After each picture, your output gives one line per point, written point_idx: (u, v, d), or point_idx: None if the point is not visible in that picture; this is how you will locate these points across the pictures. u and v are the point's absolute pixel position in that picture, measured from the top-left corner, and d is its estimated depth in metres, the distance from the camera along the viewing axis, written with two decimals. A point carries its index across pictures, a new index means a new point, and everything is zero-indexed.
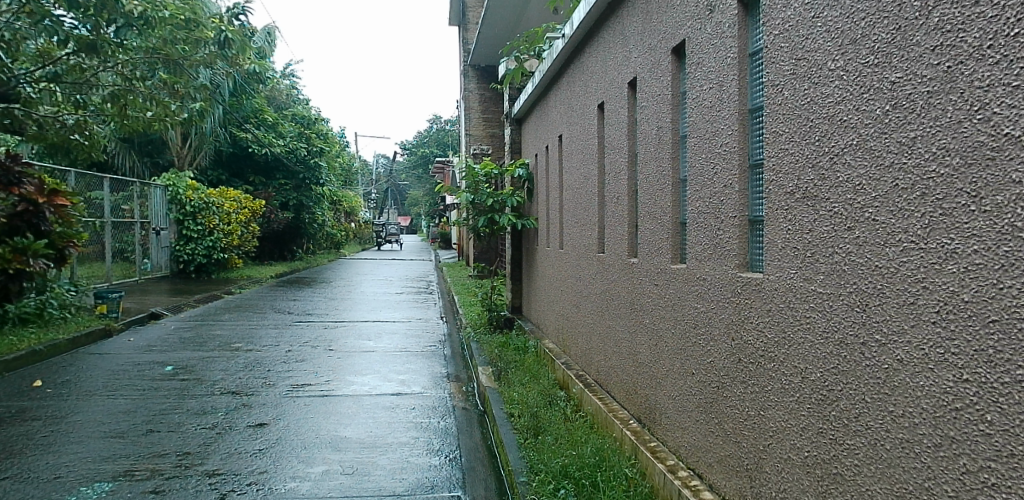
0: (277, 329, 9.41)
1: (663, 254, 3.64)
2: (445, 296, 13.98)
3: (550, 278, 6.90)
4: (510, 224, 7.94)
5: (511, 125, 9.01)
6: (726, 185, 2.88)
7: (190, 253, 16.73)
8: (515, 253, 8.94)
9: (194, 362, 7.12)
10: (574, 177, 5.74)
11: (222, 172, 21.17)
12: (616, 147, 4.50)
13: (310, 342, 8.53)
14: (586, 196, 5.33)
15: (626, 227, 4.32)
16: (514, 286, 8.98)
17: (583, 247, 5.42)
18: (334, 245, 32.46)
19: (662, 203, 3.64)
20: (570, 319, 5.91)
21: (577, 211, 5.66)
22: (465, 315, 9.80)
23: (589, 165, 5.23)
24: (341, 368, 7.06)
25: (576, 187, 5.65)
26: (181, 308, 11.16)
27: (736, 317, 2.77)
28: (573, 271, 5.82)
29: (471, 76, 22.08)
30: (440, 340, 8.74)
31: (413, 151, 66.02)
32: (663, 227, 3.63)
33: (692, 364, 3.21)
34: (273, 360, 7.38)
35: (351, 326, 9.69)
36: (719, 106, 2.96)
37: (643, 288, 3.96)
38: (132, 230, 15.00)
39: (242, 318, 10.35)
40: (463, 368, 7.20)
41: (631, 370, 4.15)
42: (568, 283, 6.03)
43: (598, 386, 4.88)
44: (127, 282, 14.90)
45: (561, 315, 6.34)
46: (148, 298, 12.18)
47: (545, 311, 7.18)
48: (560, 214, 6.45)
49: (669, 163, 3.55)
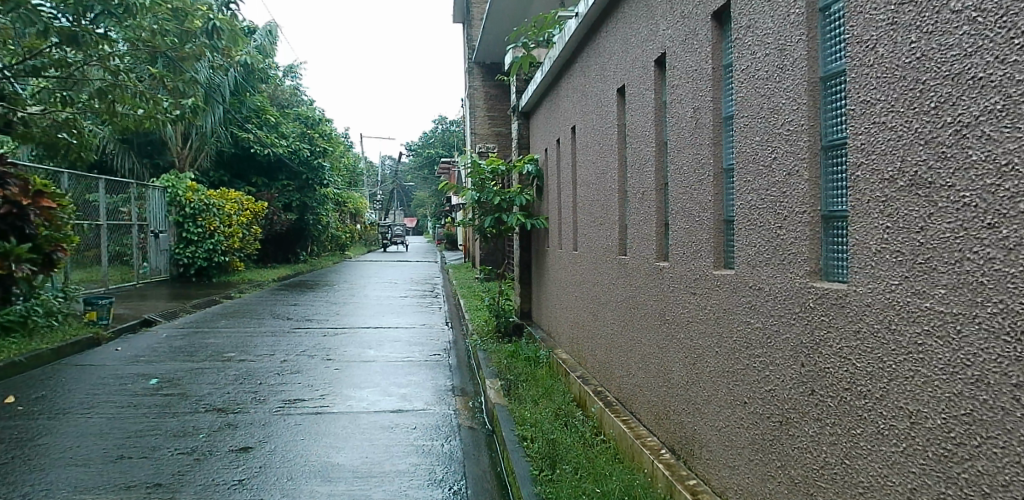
0: (273, 336, 8.90)
1: (702, 258, 3.09)
2: (450, 299, 13.47)
3: (563, 283, 6.35)
4: (519, 223, 7.40)
5: (519, 119, 8.46)
6: (791, 172, 2.33)
7: (190, 256, 16.24)
8: (525, 256, 8.40)
9: (181, 374, 6.59)
10: (590, 171, 5.18)
11: (223, 173, 20.70)
12: (640, 135, 3.96)
13: (307, 350, 8.01)
14: (604, 192, 4.77)
15: (654, 225, 3.76)
16: (523, 291, 8.44)
17: (601, 249, 4.87)
18: (339, 247, 31.99)
19: (701, 198, 3.09)
20: (586, 328, 5.37)
21: (594, 208, 5.10)
22: (472, 321, 9.26)
23: (607, 156, 4.69)
24: (338, 381, 6.54)
25: (593, 182, 5.09)
26: (175, 314, 10.65)
27: (808, 339, 2.22)
28: (589, 275, 5.27)
29: (476, 74, 21.52)
30: (445, 348, 8.22)
31: (418, 152, 65.53)
32: (703, 227, 3.08)
33: (743, 391, 2.67)
34: (266, 371, 6.84)
35: (351, 333, 9.15)
36: (779, 76, 2.41)
37: (676, 298, 3.42)
38: (129, 233, 14.52)
39: (238, 325, 9.84)
40: (470, 380, 6.67)
41: (662, 391, 3.61)
42: (584, 289, 5.48)
43: (620, 406, 4.34)
44: (124, 286, 14.40)
45: (575, 323, 5.80)
46: (143, 304, 11.67)
47: (557, 317, 6.64)
48: (574, 212, 5.90)
49: (710, 148, 3.00)
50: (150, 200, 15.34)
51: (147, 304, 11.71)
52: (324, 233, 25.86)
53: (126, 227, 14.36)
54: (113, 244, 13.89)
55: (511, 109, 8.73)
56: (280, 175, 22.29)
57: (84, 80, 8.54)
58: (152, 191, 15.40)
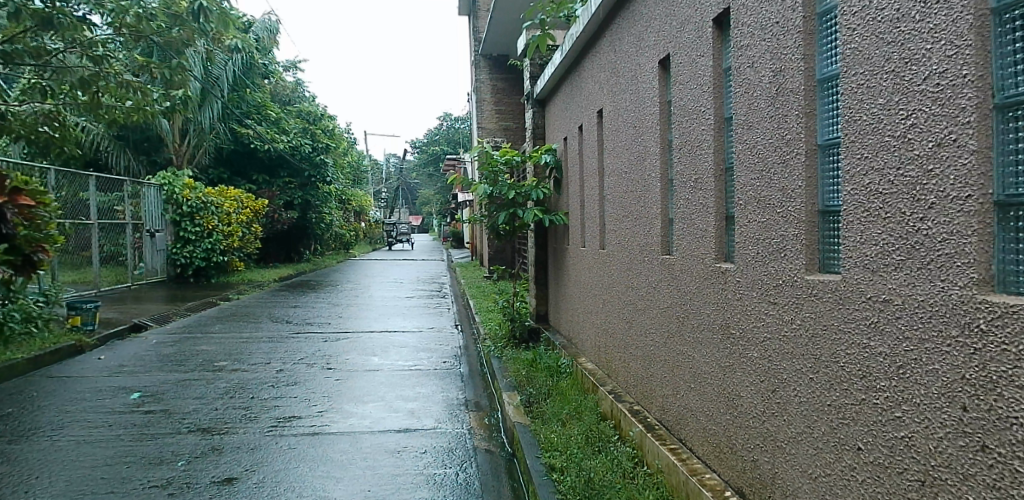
0: (271, 342, 8.30)
1: (787, 259, 2.46)
2: (459, 300, 12.86)
3: (586, 284, 5.74)
4: (535, 219, 6.77)
5: (534, 106, 7.84)
6: (944, 141, 1.69)
7: (188, 256, 15.65)
8: (541, 254, 7.78)
9: (166, 387, 5.99)
10: (622, 159, 4.55)
11: (223, 170, 20.14)
12: (692, 111, 3.33)
13: (306, 358, 7.40)
14: (643, 182, 4.14)
15: (713, 219, 3.13)
16: (539, 292, 7.83)
17: (638, 247, 4.24)
18: (342, 246, 31.44)
19: (788, 186, 2.45)
20: (618, 335, 4.76)
21: (627, 201, 4.47)
22: (483, 325, 8.64)
23: (646, 140, 4.07)
24: (339, 393, 5.93)
25: (626, 172, 4.47)
26: (169, 318, 10.08)
27: (977, 375, 1.60)
28: (621, 276, 4.64)
29: (482, 66, 20.84)
30: (455, 355, 7.61)
31: (422, 150, 64.95)
32: (789, 222, 2.44)
33: (859, 434, 2.05)
34: (260, 383, 6.24)
35: (354, 338, 8.54)
36: (920, 13, 1.78)
37: (745, 308, 2.79)
38: (123, 232, 13.95)
39: (234, 329, 9.24)
40: (484, 392, 6.06)
41: (724, 419, 3.00)
42: (614, 292, 4.86)
43: (664, 430, 3.72)
44: (118, 288, 13.84)
45: (603, 329, 5.18)
46: (135, 307, 11.09)
47: (579, 321, 6.04)
48: (600, 206, 5.28)
49: (800, 120, 2.37)
50: (145, 198, 14.78)
51: (139, 307, 11.15)
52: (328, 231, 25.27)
53: (119, 226, 13.81)
54: (106, 244, 13.33)
55: (524, 96, 8.10)
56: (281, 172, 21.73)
57: (64, 69, 7.98)
58: (147, 189, 14.83)
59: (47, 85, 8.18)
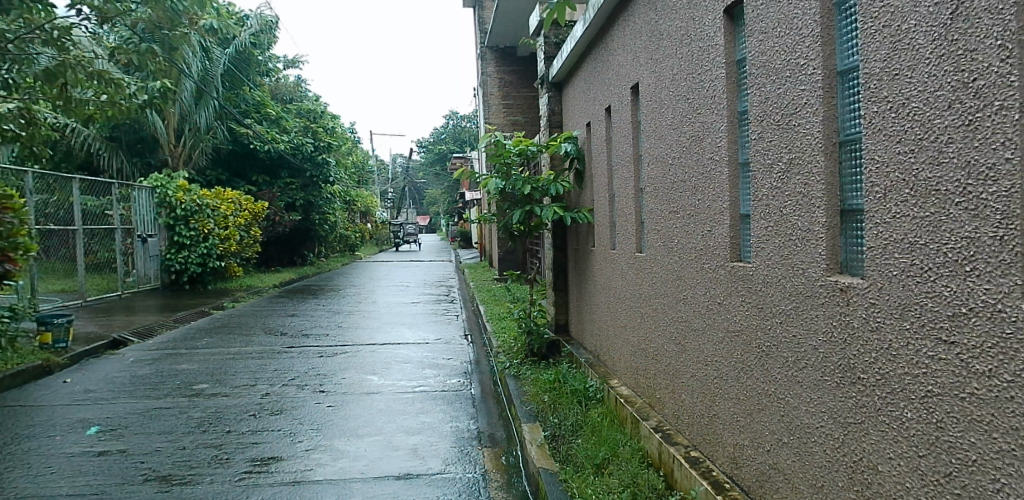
0: (260, 358, 7.48)
1: (978, 275, 1.59)
2: (468, 305, 12.04)
3: (618, 294, 4.89)
4: (555, 217, 5.90)
5: (549, 92, 6.98)
6: None
7: (183, 261, 14.84)
8: (560, 258, 6.92)
9: (131, 420, 5.16)
10: (668, 143, 3.69)
11: (222, 172, 19.38)
12: (782, 67, 2.46)
13: (298, 378, 6.57)
14: (699, 169, 3.27)
15: (820, 215, 2.26)
16: (557, 299, 6.98)
17: (693, 252, 3.37)
18: (348, 248, 30.66)
19: (984, 165, 1.56)
20: (663, 359, 3.91)
21: (676, 195, 3.60)
22: (496, 337, 7.78)
23: (704, 115, 3.20)
24: (331, 424, 5.08)
25: (674, 157, 3.60)
26: (154, 331, 9.26)
27: None
28: (667, 287, 3.78)
29: (489, 59, 19.95)
30: (466, 372, 6.77)
31: (428, 149, 64.22)
32: (983, 223, 1.57)
33: None
34: (240, 411, 5.40)
35: (353, 353, 7.69)
36: None
37: (890, 346, 1.91)
38: (112, 238, 13.18)
39: (223, 344, 8.41)
40: (499, 421, 5.20)
41: (846, 497, 2.14)
42: (657, 305, 3.99)
43: (739, 491, 2.85)
44: (106, 297, 13.06)
45: (642, 348, 4.32)
46: (120, 319, 10.29)
47: (609, 337, 5.19)
48: (637, 200, 4.42)
49: (1006, 54, 1.50)
50: (136, 201, 14.01)
51: (124, 319, 10.35)
52: (332, 233, 24.49)
53: (107, 231, 13.06)
54: (93, 250, 12.57)
55: (537, 81, 7.25)
56: (282, 173, 20.98)
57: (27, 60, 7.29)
58: (138, 191, 14.05)
59: (11, 78, 7.51)
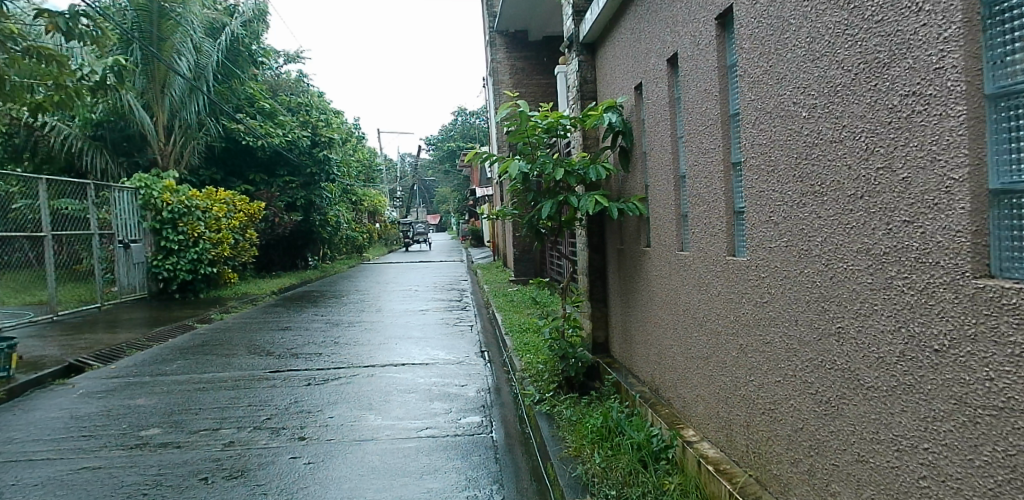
0: (236, 388, 6.20)
1: None
2: (483, 313, 10.75)
3: (694, 314, 3.58)
4: (596, 210, 4.55)
5: (580, 55, 5.64)
6: None
7: (171, 269, 13.61)
8: (597, 260, 5.58)
9: (40, 491, 3.86)
10: (808, 84, 2.36)
11: (216, 171, 18.21)
12: None
13: (276, 415, 5.30)
14: (887, 118, 1.93)
15: None
16: (594, 312, 5.66)
17: (868, 263, 2.05)
18: (355, 249, 29.42)
19: None
20: (788, 420, 2.62)
21: (824, 170, 2.26)
22: (520, 356, 6.45)
23: (900, 17, 1.85)
24: (306, 493, 3.77)
25: (822, 103, 2.27)
26: (121, 352, 7.99)
27: None
28: (802, 314, 2.47)
29: (499, 45, 18.52)
30: (486, 404, 5.47)
31: (437, 146, 62.92)
32: None
33: None
34: (190, 474, 4.09)
35: (349, 379, 6.39)
36: None
37: None
38: (88, 244, 11.98)
39: (197, 368, 7.15)
40: (532, 487, 3.87)
41: None
42: (775, 337, 2.69)
43: None
44: (84, 310, 11.83)
45: (744, 396, 3.01)
46: (89, 337, 9.06)
47: (679, 371, 3.88)
48: (732, 183, 3.09)
49: None
50: (117, 203, 12.80)
51: (94, 337, 9.10)
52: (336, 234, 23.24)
53: (82, 237, 11.87)
54: (65, 259, 11.38)
55: (566, 43, 5.91)
56: (280, 171, 19.78)
57: None
58: (118, 192, 12.85)
59: None
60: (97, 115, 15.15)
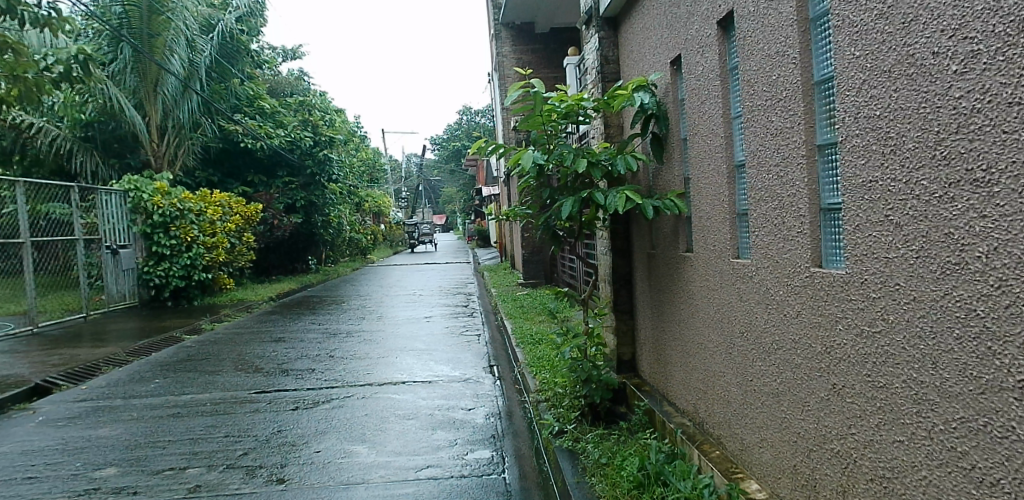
0: (215, 412, 5.51)
1: None
2: (491, 320, 10.04)
3: (759, 337, 2.86)
4: (624, 209, 3.80)
5: (600, 30, 4.91)
6: None
7: (163, 275, 12.96)
8: (622, 265, 4.87)
9: None
10: (964, 23, 1.64)
11: (212, 173, 17.57)
12: None
13: (255, 448, 4.60)
14: None
15: None
16: (619, 325, 4.95)
17: None
18: (359, 252, 28.72)
19: None
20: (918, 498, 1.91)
21: (1000, 145, 1.53)
22: (535, 375, 5.73)
23: None
24: None
25: (992, 49, 1.55)
26: (96, 370, 7.32)
27: None
28: (947, 358, 1.75)
29: (504, 37, 17.81)
30: (497, 433, 4.75)
31: (443, 145, 62.19)
32: None
33: None
34: None
35: (342, 402, 5.69)
36: None
37: None
38: (72, 250, 11.34)
39: (176, 387, 6.47)
40: None
41: None
42: (895, 383, 1.98)
43: None
44: (68, 320, 11.20)
45: (840, 452, 2.30)
46: (67, 352, 8.40)
47: (736, 406, 3.16)
48: (819, 178, 2.39)
49: None
50: (104, 207, 12.16)
51: (72, 351, 8.43)
52: (338, 236, 22.59)
53: (66, 243, 11.24)
54: (46, 267, 10.75)
55: (584, 19, 5.18)
56: (280, 171, 19.16)
57: None
58: (105, 195, 12.22)
59: None
60: (86, 115, 14.55)
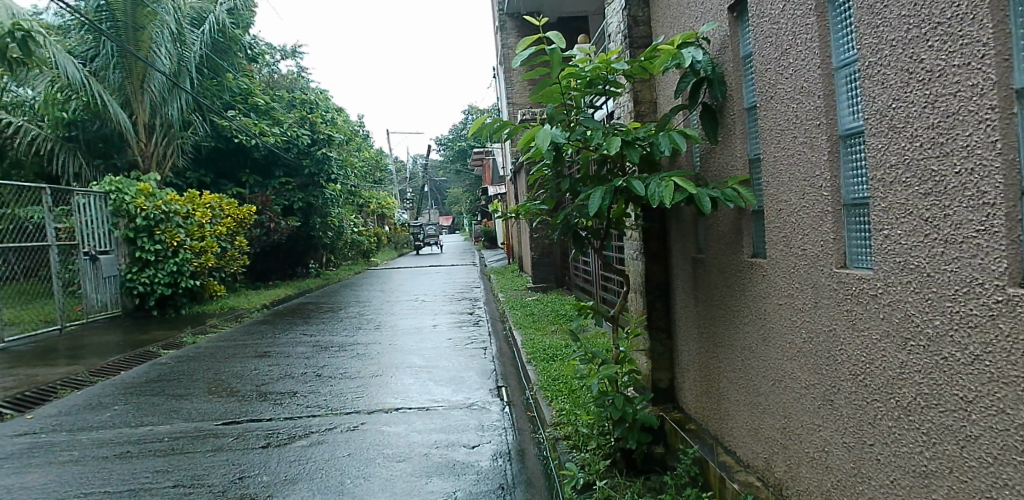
0: (170, 451, 4.62)
1: None
2: (499, 330, 9.14)
3: (893, 386, 1.96)
4: (671, 203, 2.86)
5: None
6: None
7: (147, 282, 12.13)
8: (657, 273, 3.98)
9: None
10: None
11: (205, 174, 16.76)
12: None
13: None
14: None
15: None
16: (655, 347, 4.03)
17: None
18: (362, 254, 27.92)
19: None
20: None
21: None
22: (551, 404, 4.80)
23: None
24: None
25: None
26: (51, 394, 6.45)
27: None
28: None
29: (509, 28, 17.19)
30: (505, 482, 3.84)
31: (447, 145, 61.34)
32: None
33: None
34: None
35: (324, 436, 4.81)
36: None
37: None
38: (44, 257, 10.50)
39: (135, 415, 5.59)
40: None
41: None
42: None
43: None
44: (40, 332, 10.38)
45: None
46: (28, 371, 7.53)
47: (844, 477, 2.26)
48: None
49: None
50: (81, 211, 11.33)
51: (33, 370, 7.57)
52: (338, 239, 21.78)
53: (38, 249, 10.41)
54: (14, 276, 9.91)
55: None
56: (277, 171, 18.37)
57: None
58: (84, 198, 11.38)
59: None
60: (68, 114, 13.75)
